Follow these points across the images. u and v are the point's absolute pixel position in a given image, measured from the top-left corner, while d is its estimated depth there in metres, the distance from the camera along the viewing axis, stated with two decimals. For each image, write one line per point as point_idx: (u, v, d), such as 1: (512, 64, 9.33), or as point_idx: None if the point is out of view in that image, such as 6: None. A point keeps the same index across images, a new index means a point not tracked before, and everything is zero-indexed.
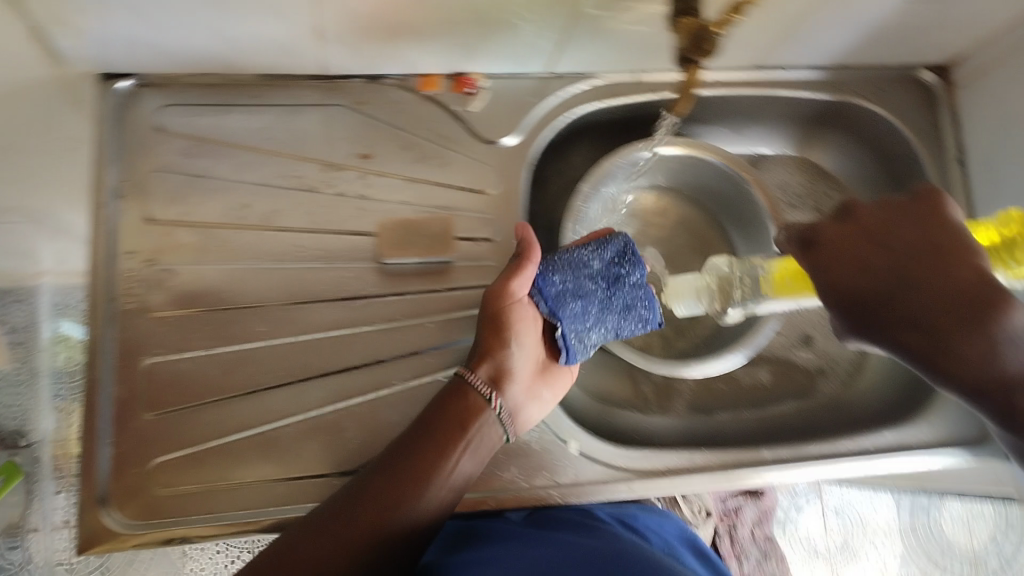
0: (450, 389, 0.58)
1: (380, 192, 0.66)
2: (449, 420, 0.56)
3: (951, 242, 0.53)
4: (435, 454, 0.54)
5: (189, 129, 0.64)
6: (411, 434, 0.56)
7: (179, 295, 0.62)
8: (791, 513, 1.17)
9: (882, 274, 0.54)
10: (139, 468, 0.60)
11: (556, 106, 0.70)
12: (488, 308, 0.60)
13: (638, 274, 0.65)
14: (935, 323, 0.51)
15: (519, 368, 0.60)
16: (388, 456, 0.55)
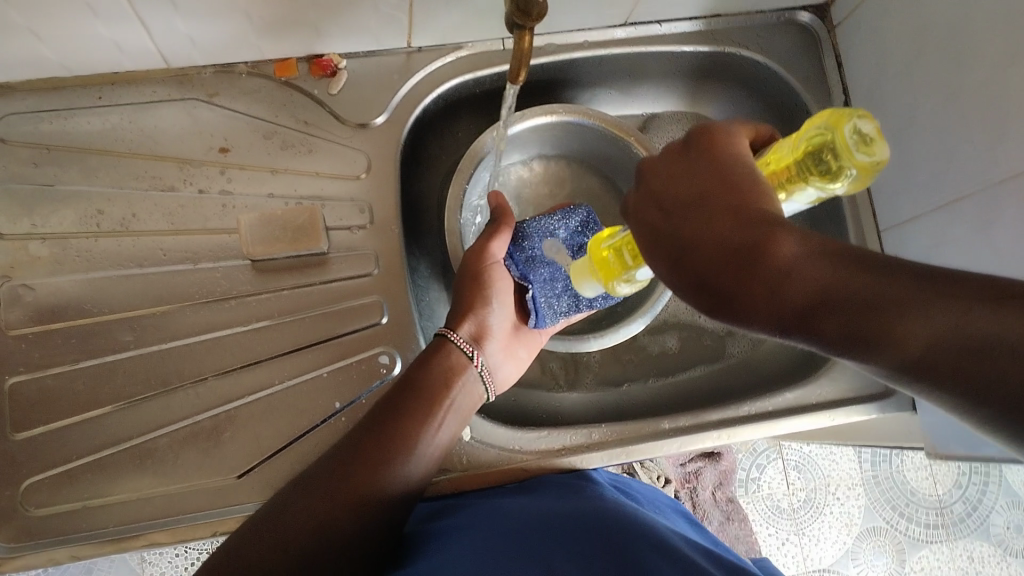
0: (437, 348, 0.59)
1: (242, 191, 0.64)
2: (434, 380, 0.56)
3: (715, 190, 0.40)
4: (418, 415, 0.54)
5: (31, 138, 0.62)
6: (389, 402, 0.55)
7: (36, 311, 0.60)
8: (751, 473, 1.09)
9: (665, 223, 0.42)
10: (12, 492, 0.57)
11: (422, 83, 0.68)
12: (469, 267, 0.62)
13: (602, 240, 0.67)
14: (719, 269, 0.38)
15: (495, 326, 0.62)
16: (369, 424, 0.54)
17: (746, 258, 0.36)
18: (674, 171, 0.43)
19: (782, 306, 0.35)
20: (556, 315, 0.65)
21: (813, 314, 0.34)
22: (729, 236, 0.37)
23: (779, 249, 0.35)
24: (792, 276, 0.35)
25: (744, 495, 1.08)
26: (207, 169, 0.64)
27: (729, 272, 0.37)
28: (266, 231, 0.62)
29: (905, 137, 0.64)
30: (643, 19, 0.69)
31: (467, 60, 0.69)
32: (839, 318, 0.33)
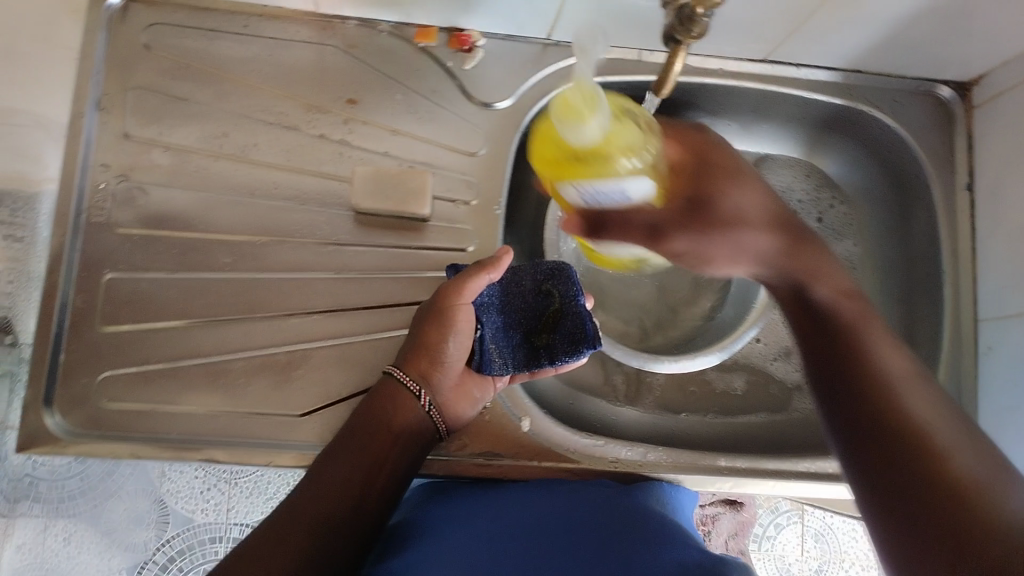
0: (392, 381, 0.58)
1: (359, 143, 0.65)
2: (398, 402, 0.57)
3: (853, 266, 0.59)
4: (379, 438, 0.55)
5: (175, 51, 0.64)
6: (360, 413, 0.57)
7: (146, 215, 0.62)
8: (768, 531, 1.00)
9: (724, 184, 0.60)
10: (88, 380, 0.59)
11: (550, 77, 0.68)
12: (432, 303, 0.59)
13: (576, 296, 0.63)
14: (718, 221, 0.59)
15: (451, 366, 0.59)
16: (338, 436, 0.56)
17: (693, 202, 0.59)
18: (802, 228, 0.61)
19: (864, 400, 0.51)
20: (504, 364, 0.61)
21: (884, 455, 0.47)
22: (716, 201, 0.59)
23: (748, 218, 0.59)
24: (764, 240, 0.60)
25: (756, 551, 0.99)
26: (332, 116, 0.65)
27: (711, 222, 0.59)
28: (376, 186, 0.63)
29: None
30: (783, 59, 0.69)
31: (600, 64, 0.68)
32: (902, 431, 0.47)
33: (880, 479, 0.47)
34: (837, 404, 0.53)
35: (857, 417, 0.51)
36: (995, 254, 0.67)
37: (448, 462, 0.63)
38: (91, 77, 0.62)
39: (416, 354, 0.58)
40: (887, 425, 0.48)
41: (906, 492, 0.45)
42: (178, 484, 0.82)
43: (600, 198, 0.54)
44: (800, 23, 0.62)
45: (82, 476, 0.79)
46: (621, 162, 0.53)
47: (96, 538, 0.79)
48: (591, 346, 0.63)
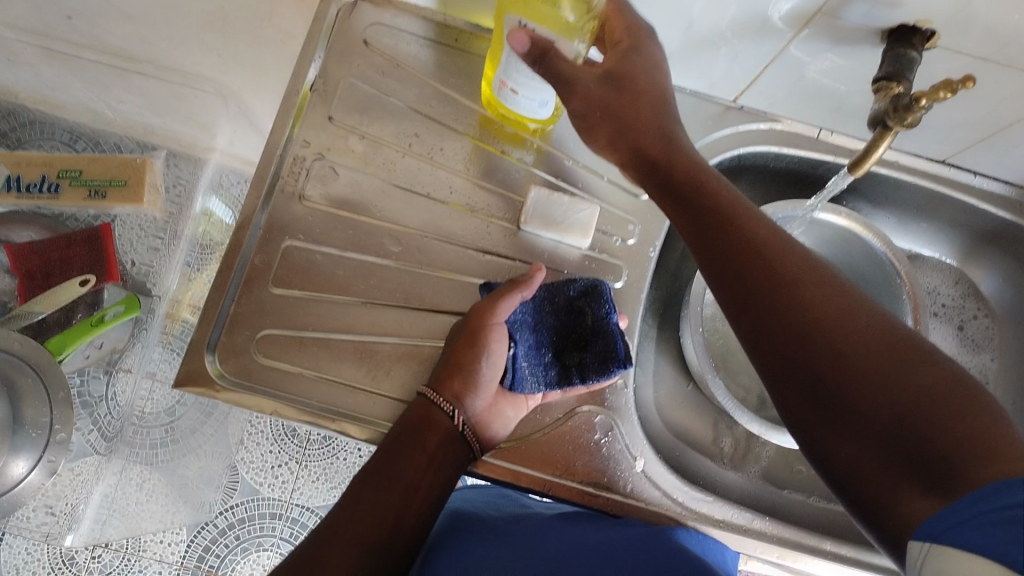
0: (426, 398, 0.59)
1: (537, 167, 0.69)
2: (435, 418, 0.58)
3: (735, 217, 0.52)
4: (417, 449, 0.57)
5: (389, 50, 0.69)
6: (399, 427, 0.58)
7: (332, 193, 0.66)
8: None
9: (639, 62, 0.56)
10: (250, 334, 0.63)
11: (730, 138, 0.70)
12: (468, 324, 0.60)
13: (606, 311, 0.64)
14: (640, 132, 0.56)
15: (485, 387, 0.60)
16: (381, 446, 0.58)
17: (624, 82, 0.56)
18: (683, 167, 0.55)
19: (768, 318, 0.48)
20: (536, 383, 0.62)
21: (807, 371, 0.46)
22: (638, 84, 0.56)
23: (672, 140, 0.56)
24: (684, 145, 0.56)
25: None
26: (518, 137, 0.69)
27: (636, 129, 0.56)
28: (546, 208, 0.66)
29: None
30: (959, 164, 0.70)
31: (778, 134, 0.71)
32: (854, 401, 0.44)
33: (823, 406, 0.45)
34: (747, 309, 0.49)
35: (771, 327, 0.48)
36: None
37: (562, 486, 0.64)
38: (311, 61, 0.68)
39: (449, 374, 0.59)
40: (801, 327, 0.47)
41: (847, 412, 0.44)
42: (252, 454, 1.03)
43: (520, 101, 0.61)
44: (991, 134, 0.63)
45: (171, 427, 0.95)
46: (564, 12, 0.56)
47: (167, 489, 0.96)
48: (620, 366, 0.63)
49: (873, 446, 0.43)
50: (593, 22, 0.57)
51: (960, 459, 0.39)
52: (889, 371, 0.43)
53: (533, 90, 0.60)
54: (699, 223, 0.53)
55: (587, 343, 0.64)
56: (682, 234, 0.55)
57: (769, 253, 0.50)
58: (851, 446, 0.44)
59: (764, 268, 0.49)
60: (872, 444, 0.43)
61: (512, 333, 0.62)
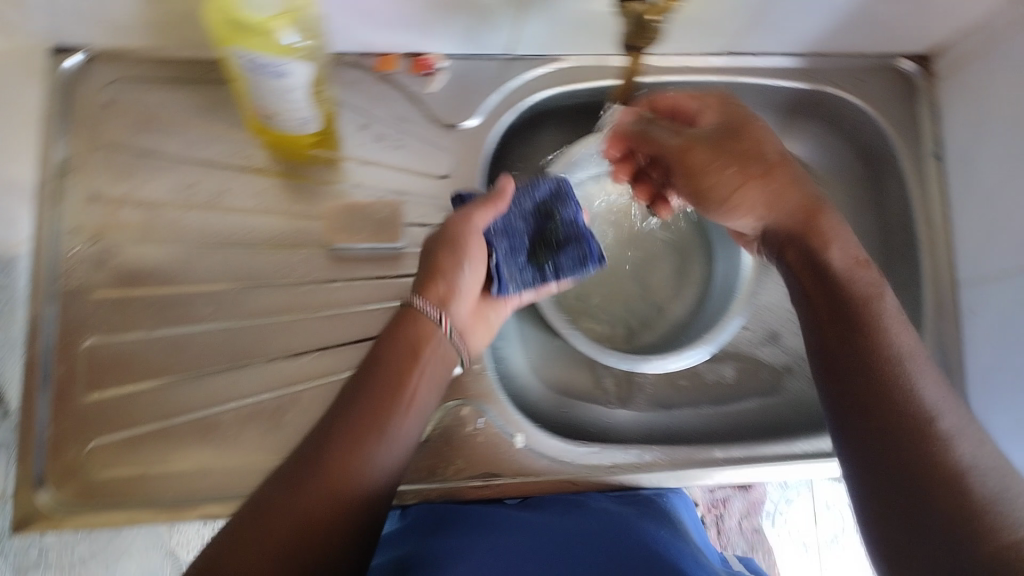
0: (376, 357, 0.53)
1: (330, 180, 0.65)
2: (387, 378, 0.52)
3: (881, 367, 0.47)
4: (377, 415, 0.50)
5: (132, 106, 0.63)
6: (342, 398, 0.51)
7: (120, 275, 0.61)
8: (780, 506, 1.02)
9: (762, 133, 0.57)
10: (79, 450, 0.58)
11: (512, 94, 0.67)
12: (447, 233, 0.57)
13: (572, 211, 0.63)
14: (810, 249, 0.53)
15: (463, 293, 0.58)
16: (326, 431, 0.49)
17: (744, 177, 0.55)
18: (831, 285, 0.52)
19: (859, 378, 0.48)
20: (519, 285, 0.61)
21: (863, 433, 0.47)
22: (776, 189, 0.55)
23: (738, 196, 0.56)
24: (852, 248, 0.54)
25: (770, 526, 1.03)
26: (298, 155, 0.64)
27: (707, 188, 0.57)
28: (350, 221, 0.64)
29: (1000, 196, 0.64)
30: (743, 50, 0.69)
31: (561, 74, 0.68)
32: (933, 471, 0.43)
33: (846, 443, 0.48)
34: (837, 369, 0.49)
35: (864, 410, 0.47)
36: (970, 220, 0.67)
37: (448, 487, 0.63)
38: (51, 142, 0.61)
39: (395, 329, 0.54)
40: (925, 464, 0.43)
41: (897, 479, 0.44)
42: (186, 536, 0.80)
43: (284, 118, 0.57)
44: (756, 14, 0.62)
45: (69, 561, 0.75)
46: (280, 35, 0.48)
47: None
48: (596, 264, 0.63)
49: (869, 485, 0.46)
50: (307, 30, 0.50)
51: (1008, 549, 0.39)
52: (959, 462, 0.43)
53: (293, 107, 0.56)
54: (829, 297, 0.52)
55: (558, 242, 0.63)
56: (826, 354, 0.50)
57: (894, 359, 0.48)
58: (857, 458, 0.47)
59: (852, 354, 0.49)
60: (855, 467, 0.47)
61: (490, 239, 0.60)
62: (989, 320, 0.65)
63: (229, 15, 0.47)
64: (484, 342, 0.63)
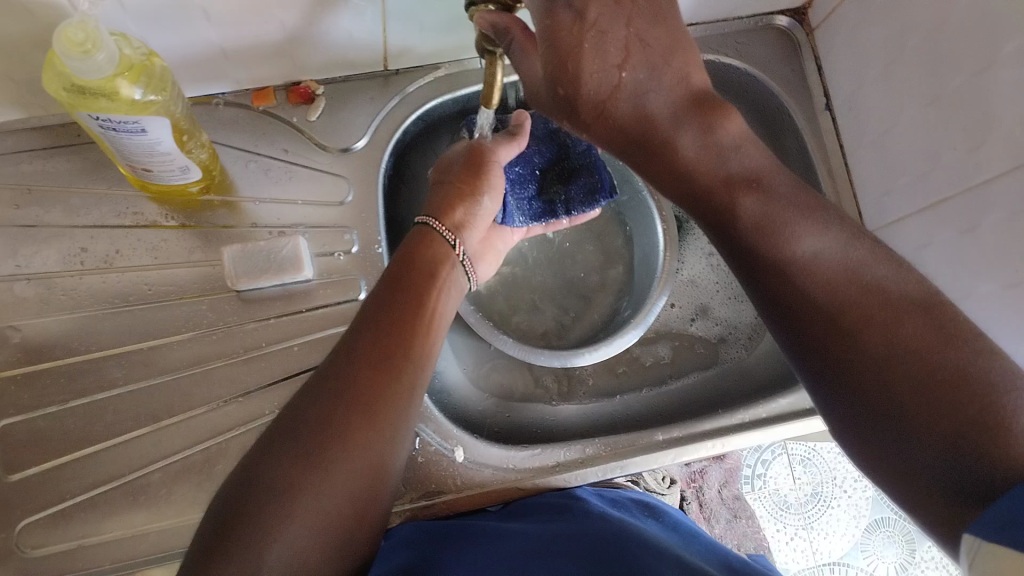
0: (356, 338, 0.48)
1: (225, 223, 0.63)
2: (370, 353, 0.47)
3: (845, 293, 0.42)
4: (378, 385, 0.46)
5: (12, 179, 0.62)
6: (328, 368, 0.47)
7: (23, 352, 0.60)
8: (757, 470, 1.01)
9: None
10: (7, 534, 0.57)
11: (398, 108, 0.67)
12: (469, 157, 0.62)
13: (584, 145, 0.68)
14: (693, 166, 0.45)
15: (478, 222, 0.62)
16: (324, 410, 0.44)
17: (692, 131, 0.44)
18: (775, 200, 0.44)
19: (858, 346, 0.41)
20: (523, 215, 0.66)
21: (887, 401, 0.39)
22: (714, 130, 0.44)
23: (693, 160, 0.44)
24: (749, 160, 0.45)
25: (750, 492, 1.00)
26: (190, 203, 0.63)
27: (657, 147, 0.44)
28: (248, 264, 0.61)
29: (888, 138, 0.64)
30: None
31: (444, 81, 0.68)
32: (890, 368, 0.39)
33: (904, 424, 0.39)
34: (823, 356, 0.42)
35: (895, 364, 0.39)
36: (866, 165, 0.67)
37: (394, 512, 0.60)
38: None
39: (368, 318, 0.50)
40: (906, 366, 0.39)
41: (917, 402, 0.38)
42: None
43: (160, 174, 0.56)
44: None
45: None
46: (128, 92, 0.48)
47: None
48: (607, 197, 0.67)
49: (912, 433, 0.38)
50: (157, 84, 0.50)
51: (980, 433, 0.36)
52: (919, 342, 0.39)
53: (165, 162, 0.54)
54: (755, 259, 0.45)
55: (569, 171, 0.68)
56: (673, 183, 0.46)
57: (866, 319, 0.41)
58: (832, 395, 0.42)
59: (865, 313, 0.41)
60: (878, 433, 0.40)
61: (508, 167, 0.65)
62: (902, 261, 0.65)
63: (68, 81, 0.46)
64: (490, 271, 0.67)
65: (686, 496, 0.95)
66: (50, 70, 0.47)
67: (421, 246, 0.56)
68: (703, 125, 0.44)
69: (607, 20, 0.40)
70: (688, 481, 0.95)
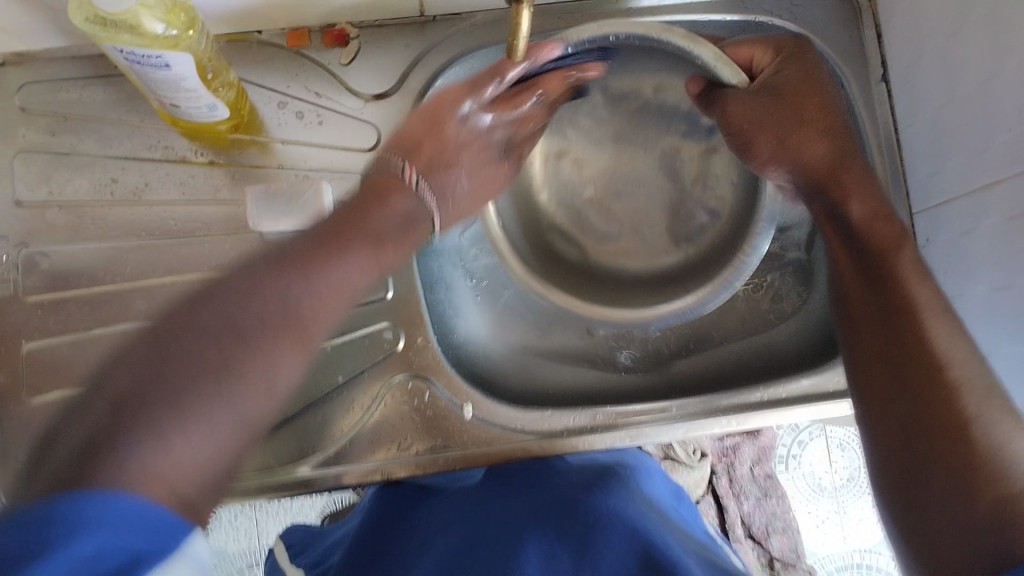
0: (218, 308, 0.50)
1: (252, 162, 0.63)
2: (233, 314, 0.50)
3: (897, 301, 0.50)
4: (240, 327, 0.49)
5: (49, 107, 0.63)
6: (166, 339, 0.48)
7: (51, 279, 0.61)
8: (792, 450, 0.97)
9: (817, 113, 0.56)
10: (28, 451, 0.59)
11: (432, 56, 0.65)
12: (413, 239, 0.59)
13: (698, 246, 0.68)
14: (801, 155, 0.56)
15: None
16: (162, 425, 0.44)
17: (817, 138, 0.56)
18: (875, 222, 0.54)
19: (893, 315, 0.50)
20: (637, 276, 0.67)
21: (913, 389, 0.47)
22: (825, 134, 0.56)
23: (805, 160, 0.56)
24: (815, 156, 0.56)
25: (784, 472, 0.97)
26: (220, 141, 0.63)
27: (783, 142, 0.56)
28: (269, 204, 0.61)
29: (940, 116, 0.61)
30: None
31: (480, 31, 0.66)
32: (939, 385, 0.46)
33: (853, 348, 0.53)
34: (879, 313, 0.51)
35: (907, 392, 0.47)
36: (918, 142, 0.64)
37: (396, 462, 0.61)
38: None
39: (243, 328, 0.49)
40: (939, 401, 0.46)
41: (905, 416, 0.47)
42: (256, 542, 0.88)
43: (188, 110, 0.56)
44: None
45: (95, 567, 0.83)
46: (150, 26, 0.47)
47: None
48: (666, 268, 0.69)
49: (877, 420, 0.49)
50: (182, 21, 0.49)
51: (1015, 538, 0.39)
52: (960, 378, 0.46)
53: (190, 98, 0.54)
54: (875, 288, 0.52)
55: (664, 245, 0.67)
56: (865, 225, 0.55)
57: (907, 274, 0.51)
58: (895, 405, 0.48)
59: (855, 251, 0.54)
60: (902, 440, 0.47)
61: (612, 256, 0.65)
62: (944, 247, 0.62)
63: (90, 11, 0.47)
64: None
65: (716, 473, 0.93)
66: (80, 3, 0.48)
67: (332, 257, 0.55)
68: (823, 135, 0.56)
69: (804, 138, 0.56)
70: (720, 456, 0.93)
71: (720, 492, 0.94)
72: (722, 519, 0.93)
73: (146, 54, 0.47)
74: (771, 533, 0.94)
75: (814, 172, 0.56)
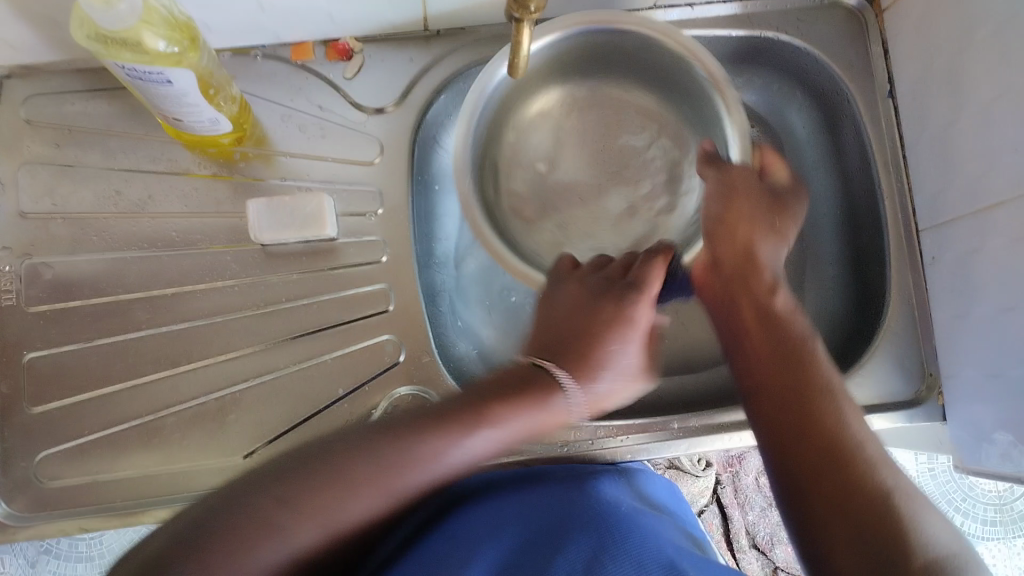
0: (323, 447, 0.48)
1: (256, 176, 0.63)
2: (372, 468, 0.47)
3: (798, 379, 0.52)
4: (355, 464, 0.47)
5: (55, 118, 0.63)
6: (308, 462, 0.47)
7: (54, 290, 0.61)
8: None
9: (743, 203, 0.60)
10: (28, 463, 0.59)
11: (436, 71, 0.65)
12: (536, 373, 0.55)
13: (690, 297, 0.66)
14: (739, 236, 0.59)
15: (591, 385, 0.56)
16: (280, 521, 0.44)
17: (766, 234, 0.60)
18: (787, 313, 0.57)
19: (801, 386, 0.51)
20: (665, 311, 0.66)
21: (817, 444, 0.48)
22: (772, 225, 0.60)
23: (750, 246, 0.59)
24: (739, 236, 0.59)
25: None
26: (223, 154, 0.63)
27: (731, 220, 0.60)
28: (272, 217, 0.61)
29: (947, 135, 0.60)
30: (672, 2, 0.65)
31: (485, 46, 0.66)
32: (843, 451, 0.48)
33: (755, 404, 0.53)
34: (777, 391, 0.52)
35: (816, 448, 0.48)
36: (924, 160, 0.63)
37: None
38: None
39: (386, 458, 0.47)
40: (853, 467, 0.47)
41: (811, 474, 0.47)
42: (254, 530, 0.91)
43: (191, 125, 0.56)
44: None
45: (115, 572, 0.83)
46: (154, 42, 0.47)
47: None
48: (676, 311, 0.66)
49: (807, 503, 0.47)
50: (184, 35, 0.49)
51: None
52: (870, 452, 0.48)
53: (194, 113, 0.54)
54: (772, 357, 0.54)
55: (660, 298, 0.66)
56: (773, 313, 0.56)
57: (816, 364, 0.53)
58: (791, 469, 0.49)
59: (774, 341, 0.54)
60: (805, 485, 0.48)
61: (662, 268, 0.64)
62: (949, 264, 0.61)
63: (92, 28, 0.47)
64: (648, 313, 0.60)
65: (720, 482, 0.94)
66: (81, 21, 0.48)
67: (539, 388, 0.54)
68: (768, 222, 0.60)
69: (733, 224, 0.60)
70: (725, 465, 0.95)
71: (725, 502, 0.94)
72: (727, 529, 0.94)
73: (151, 69, 0.47)
74: (776, 544, 0.94)
75: (737, 258, 0.59)
